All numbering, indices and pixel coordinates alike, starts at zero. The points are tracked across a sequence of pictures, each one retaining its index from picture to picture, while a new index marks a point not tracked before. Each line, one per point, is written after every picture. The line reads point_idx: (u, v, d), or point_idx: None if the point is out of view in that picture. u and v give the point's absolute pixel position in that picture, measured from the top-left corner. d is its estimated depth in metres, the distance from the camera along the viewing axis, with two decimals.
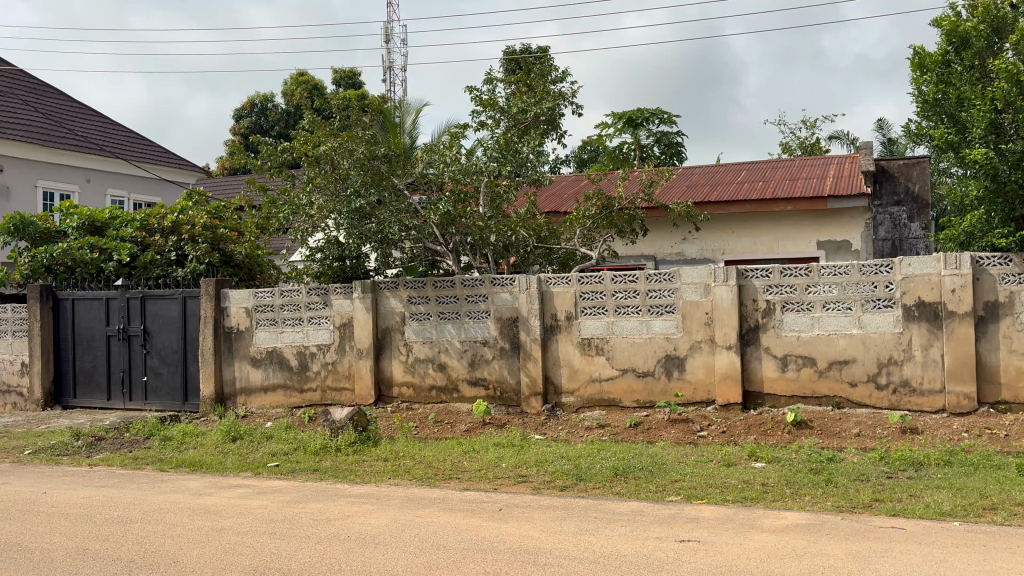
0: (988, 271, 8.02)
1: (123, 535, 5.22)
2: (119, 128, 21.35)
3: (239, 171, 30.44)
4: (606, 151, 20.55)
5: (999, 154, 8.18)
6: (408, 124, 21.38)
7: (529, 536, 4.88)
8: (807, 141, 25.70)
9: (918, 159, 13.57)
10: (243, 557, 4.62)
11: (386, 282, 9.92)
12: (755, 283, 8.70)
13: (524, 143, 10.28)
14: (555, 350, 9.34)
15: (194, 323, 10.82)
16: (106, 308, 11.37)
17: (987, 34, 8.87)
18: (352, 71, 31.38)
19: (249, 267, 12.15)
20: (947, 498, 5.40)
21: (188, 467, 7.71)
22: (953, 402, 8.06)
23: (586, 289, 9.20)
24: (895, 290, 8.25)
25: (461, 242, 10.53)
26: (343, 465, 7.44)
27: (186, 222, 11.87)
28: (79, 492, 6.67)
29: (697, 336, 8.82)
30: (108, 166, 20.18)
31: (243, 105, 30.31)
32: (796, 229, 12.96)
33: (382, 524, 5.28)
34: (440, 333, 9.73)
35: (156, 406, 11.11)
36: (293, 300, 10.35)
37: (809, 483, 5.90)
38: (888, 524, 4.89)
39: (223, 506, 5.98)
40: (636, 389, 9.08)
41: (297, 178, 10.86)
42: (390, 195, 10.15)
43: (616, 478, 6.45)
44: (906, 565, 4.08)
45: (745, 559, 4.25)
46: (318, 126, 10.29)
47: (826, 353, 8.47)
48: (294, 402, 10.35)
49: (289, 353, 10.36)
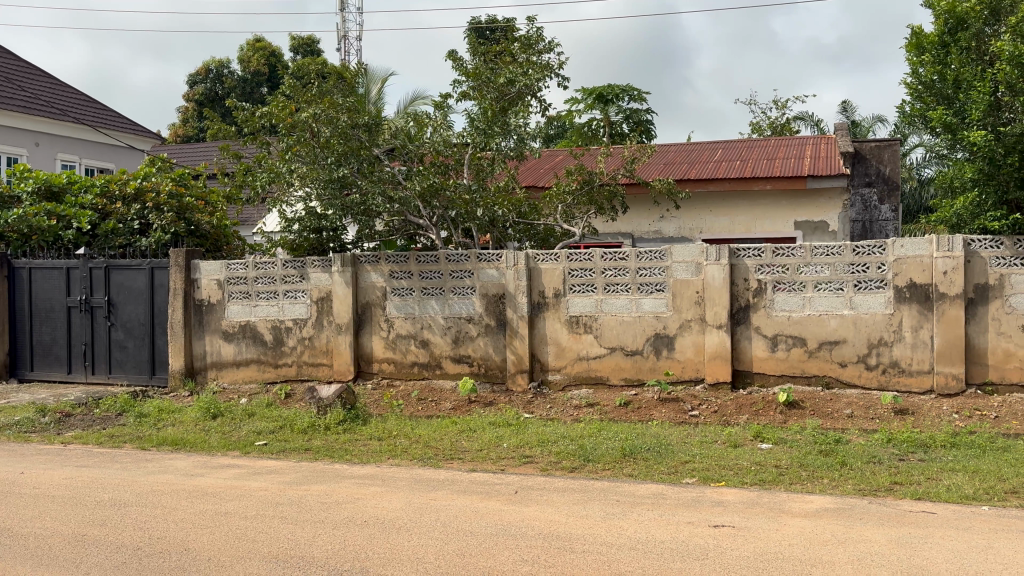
0: (979, 253, 7.88)
1: (122, 519, 4.92)
2: (68, 89, 20.44)
3: (193, 138, 29.55)
4: (576, 128, 20.43)
5: (997, 137, 8.22)
6: (374, 94, 20.98)
7: (557, 521, 4.76)
8: (777, 121, 26.01)
9: (888, 143, 13.54)
10: (261, 544, 4.39)
11: (368, 256, 9.54)
12: (746, 262, 8.43)
13: (511, 115, 9.94)
14: (542, 327, 9.03)
15: (163, 295, 10.36)
16: (66, 278, 10.82)
17: (985, 16, 8.80)
18: (310, 39, 30.62)
19: (215, 237, 11.58)
20: (966, 481, 5.58)
21: (170, 446, 7.38)
22: (941, 382, 7.94)
23: (575, 266, 8.88)
24: (887, 272, 8.05)
25: (444, 216, 10.05)
26: (336, 444, 7.21)
27: (150, 188, 11.20)
28: (59, 473, 6.30)
29: (687, 315, 8.57)
30: (59, 130, 19.35)
31: (197, 70, 29.37)
32: (774, 208, 12.93)
33: (397, 508, 5.07)
34: (423, 309, 9.36)
35: (121, 380, 10.63)
36: (268, 272, 9.91)
37: (824, 465, 6.02)
38: (918, 509, 5.03)
39: (221, 488, 5.71)
40: (624, 367, 8.80)
41: (273, 145, 10.28)
42: (369, 165, 9.53)
43: (624, 459, 6.38)
44: (951, 551, 4.20)
45: (787, 545, 4.29)
46: (296, 90, 9.73)
47: (816, 333, 8.27)
48: (268, 378, 9.95)
49: (263, 327, 9.94)
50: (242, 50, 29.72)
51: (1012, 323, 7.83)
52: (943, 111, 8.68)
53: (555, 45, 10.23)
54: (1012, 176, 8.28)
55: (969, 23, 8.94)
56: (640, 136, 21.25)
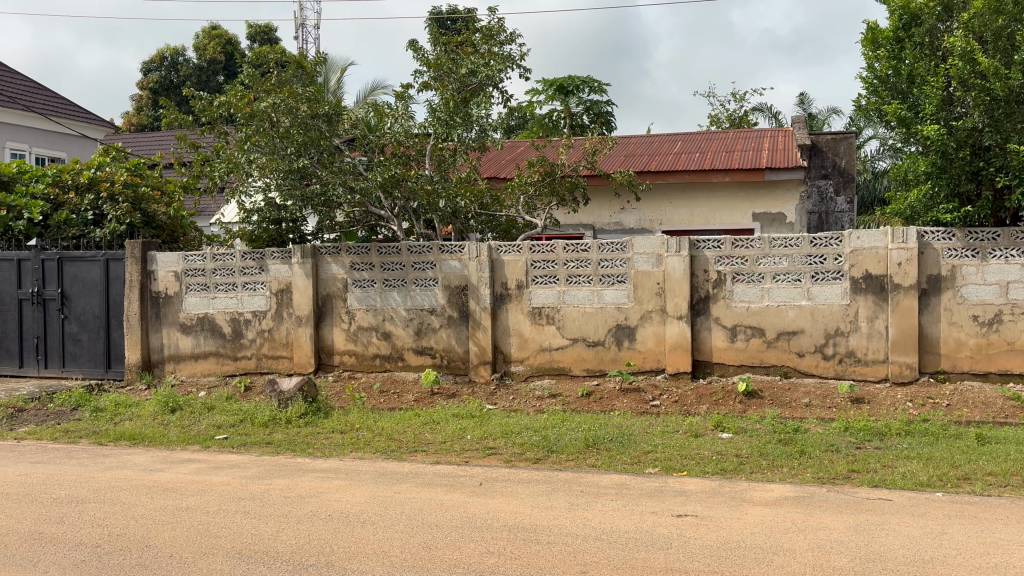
0: (932, 245, 8.01)
1: (80, 516, 4.83)
2: (18, 76, 19.98)
3: (147, 127, 29.08)
4: (537, 119, 20.51)
5: (949, 131, 8.37)
6: (333, 83, 20.84)
7: (520, 512, 4.80)
8: (736, 114, 26.31)
9: (844, 136, 13.66)
10: (224, 539, 4.35)
11: (328, 247, 9.46)
12: (706, 253, 8.50)
13: (472, 106, 9.85)
14: (504, 319, 9.03)
15: (118, 287, 10.16)
16: (17, 270, 10.51)
17: (937, 12, 8.93)
18: (267, 27, 30.20)
19: (172, 229, 11.28)
20: (921, 468, 5.72)
21: (128, 441, 7.27)
22: (895, 371, 8.08)
23: (537, 258, 8.88)
24: (844, 263, 8.17)
25: (405, 208, 9.92)
26: (299, 438, 7.15)
27: (105, 179, 10.98)
28: (14, 470, 6.15)
29: (649, 305, 8.62)
30: (8, 117, 18.84)
31: (152, 57, 28.87)
32: (731, 201, 13.08)
33: (361, 501, 5.05)
34: (386, 301, 9.31)
35: (75, 374, 10.38)
36: (226, 264, 9.77)
37: (784, 454, 6.13)
38: (874, 496, 5.15)
39: (182, 483, 5.64)
40: (586, 358, 8.84)
41: (231, 135, 9.97)
42: (330, 155, 9.42)
43: (588, 450, 6.43)
44: (908, 537, 4.30)
45: (749, 533, 4.36)
46: (254, 79, 9.59)
47: (774, 323, 8.37)
48: (227, 370, 9.82)
49: (221, 319, 9.80)
50: (197, 37, 29.30)
51: (963, 313, 7.99)
52: (897, 105, 8.85)
53: (516, 36, 10.18)
54: (964, 169, 8.47)
55: (922, 18, 9.04)
56: (600, 128, 21.40)
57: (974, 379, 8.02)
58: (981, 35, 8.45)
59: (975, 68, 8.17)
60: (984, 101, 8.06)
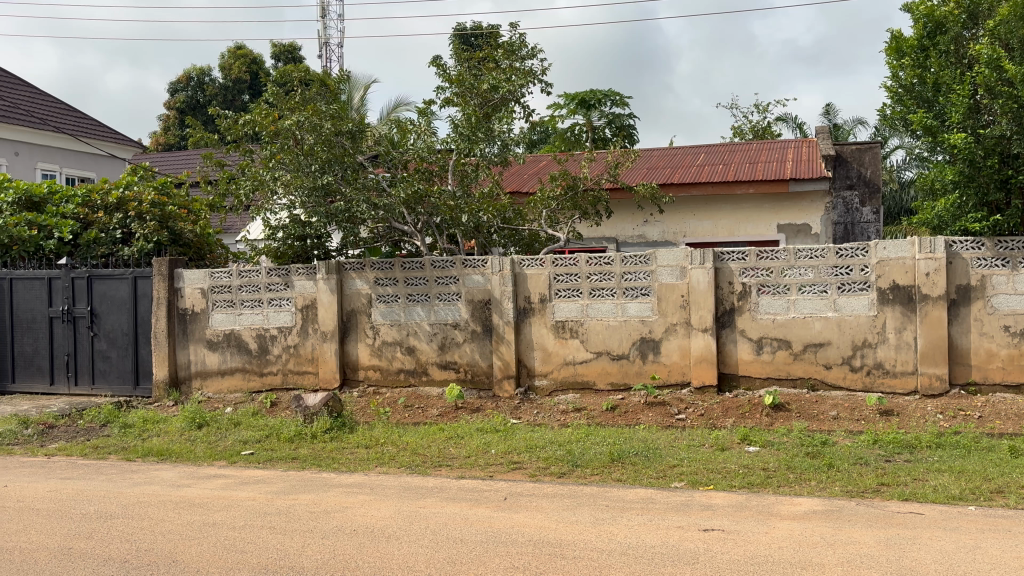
0: (961, 254, 7.91)
1: (108, 532, 4.87)
2: (48, 98, 20.36)
3: (175, 146, 29.47)
4: (558, 133, 20.61)
5: (976, 139, 8.21)
6: (357, 100, 21.07)
7: (546, 527, 4.77)
8: (760, 125, 26.18)
9: (868, 146, 13.21)
10: (249, 554, 4.36)
11: (352, 263, 9.49)
12: (730, 265, 8.46)
13: (495, 121, 9.90)
14: (528, 333, 9.01)
15: (146, 304, 10.25)
16: (48, 288, 10.64)
17: (963, 19, 8.94)
18: (292, 46, 30.57)
19: (198, 246, 11.45)
20: (952, 481, 5.63)
21: (156, 456, 7.33)
22: (925, 384, 7.97)
23: (560, 271, 8.87)
24: (870, 274, 8.08)
25: (428, 223, 9.91)
26: (324, 453, 7.18)
27: (133, 198, 11.07)
28: (45, 486, 6.22)
29: (673, 318, 8.58)
30: (39, 139, 19.20)
31: (178, 78, 29.33)
32: (756, 212, 13.02)
33: (386, 516, 5.06)
34: (409, 315, 9.33)
35: (104, 391, 10.49)
36: (252, 280, 9.84)
37: (811, 467, 6.07)
38: (906, 510, 5.07)
39: (209, 498, 5.67)
40: (610, 371, 8.80)
41: (256, 153, 10.07)
42: (354, 172, 9.37)
43: (613, 464, 6.40)
44: (940, 552, 4.23)
45: (777, 548, 4.31)
46: (279, 98, 9.63)
47: (800, 335, 8.29)
48: (253, 386, 9.88)
49: (247, 335, 9.87)
50: (223, 57, 29.75)
51: (994, 324, 7.88)
52: (924, 114, 8.70)
53: (538, 51, 10.24)
54: (992, 178, 8.27)
55: (948, 26, 9.07)
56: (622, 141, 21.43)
57: (1007, 391, 7.89)
58: (1009, 42, 8.38)
59: (1002, 76, 8.09)
60: (1012, 109, 7.90)
